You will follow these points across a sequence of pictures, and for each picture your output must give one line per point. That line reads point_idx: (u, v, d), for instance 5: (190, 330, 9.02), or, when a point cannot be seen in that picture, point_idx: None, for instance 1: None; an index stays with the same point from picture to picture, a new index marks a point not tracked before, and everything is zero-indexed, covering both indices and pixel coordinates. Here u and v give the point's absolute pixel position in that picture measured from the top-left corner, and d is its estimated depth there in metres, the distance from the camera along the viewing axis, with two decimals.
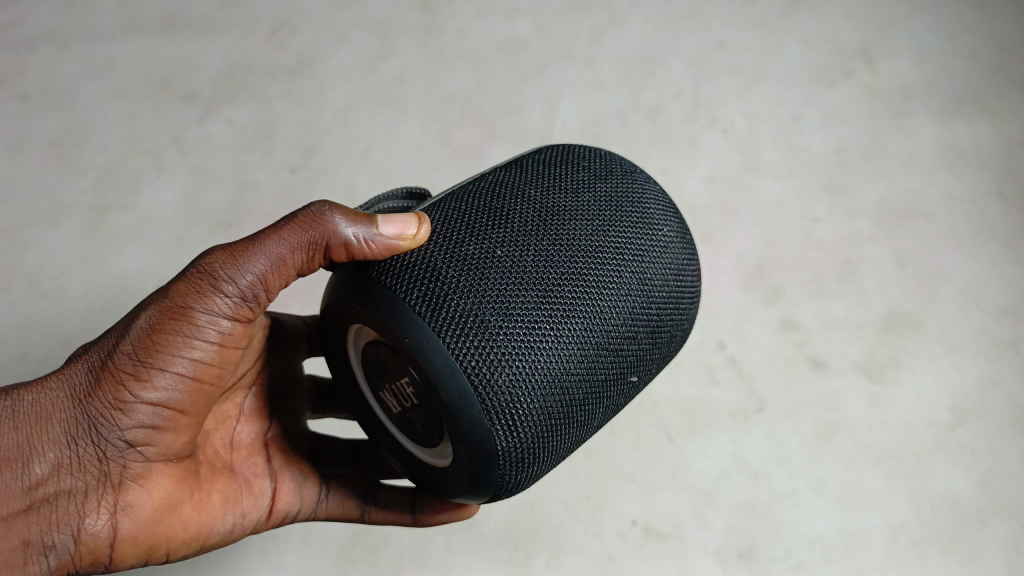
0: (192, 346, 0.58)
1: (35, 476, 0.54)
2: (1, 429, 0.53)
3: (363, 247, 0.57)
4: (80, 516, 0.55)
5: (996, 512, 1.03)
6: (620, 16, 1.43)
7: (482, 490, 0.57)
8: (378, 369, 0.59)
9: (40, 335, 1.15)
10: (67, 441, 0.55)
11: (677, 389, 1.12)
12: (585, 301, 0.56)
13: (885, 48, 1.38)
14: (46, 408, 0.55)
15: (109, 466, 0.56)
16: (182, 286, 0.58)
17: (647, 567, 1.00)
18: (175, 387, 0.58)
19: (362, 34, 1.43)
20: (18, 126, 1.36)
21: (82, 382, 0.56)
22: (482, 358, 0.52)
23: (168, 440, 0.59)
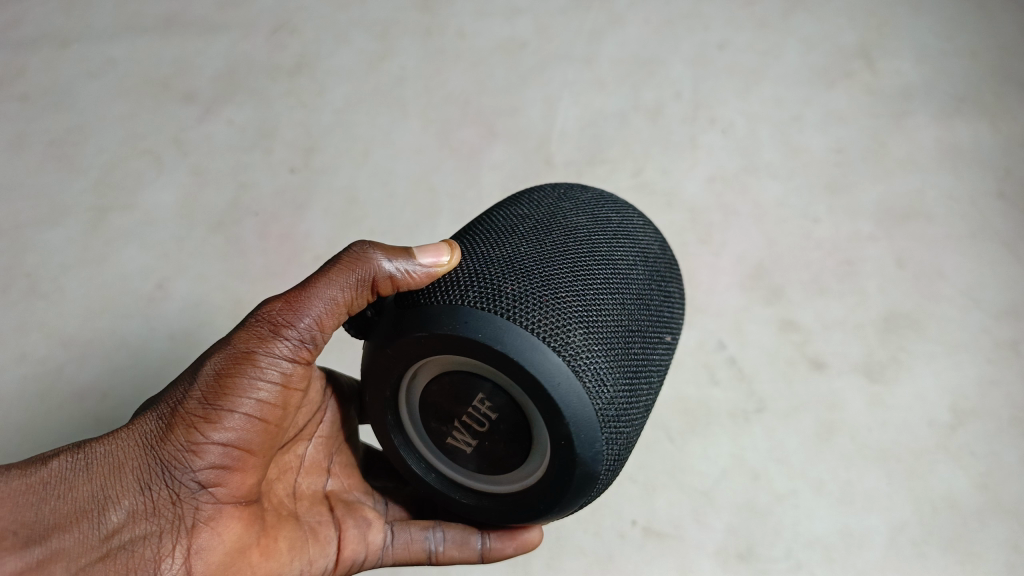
0: (258, 388, 0.58)
1: (112, 523, 0.54)
2: (75, 481, 0.54)
3: (407, 277, 0.59)
4: (156, 561, 0.54)
5: (996, 512, 1.03)
6: (620, 17, 1.43)
7: (589, 469, 0.58)
8: (448, 397, 0.60)
9: (40, 336, 1.15)
10: (141, 486, 0.55)
11: (677, 389, 1.12)
12: (615, 270, 0.61)
13: (886, 48, 1.38)
14: (119, 457, 0.56)
15: (182, 508, 0.56)
16: (247, 337, 0.59)
17: (646, 567, 1.00)
18: (244, 427, 0.58)
19: (362, 35, 1.43)
20: (18, 126, 1.36)
21: (153, 429, 0.56)
22: (555, 327, 0.55)
23: (240, 482, 0.59)
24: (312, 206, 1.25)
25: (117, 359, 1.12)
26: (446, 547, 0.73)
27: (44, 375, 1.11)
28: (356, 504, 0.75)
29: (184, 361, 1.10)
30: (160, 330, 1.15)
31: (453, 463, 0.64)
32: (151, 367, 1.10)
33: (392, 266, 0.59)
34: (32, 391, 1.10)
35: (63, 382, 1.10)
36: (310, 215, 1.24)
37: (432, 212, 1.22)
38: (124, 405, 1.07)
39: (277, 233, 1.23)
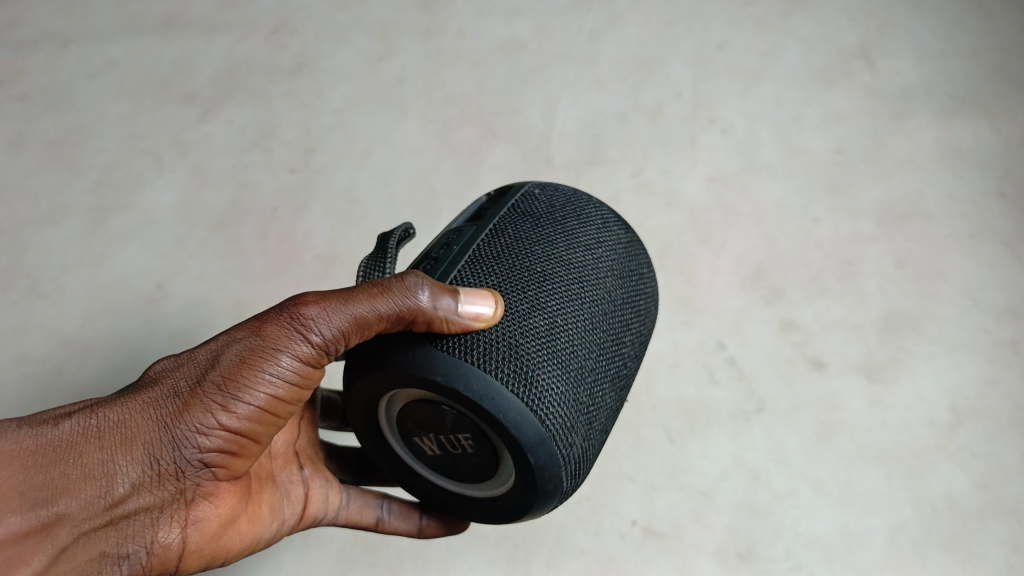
0: (276, 380, 0.55)
1: (118, 493, 0.50)
2: (86, 446, 0.50)
3: (446, 323, 0.54)
4: (154, 531, 0.53)
5: (996, 512, 1.03)
6: (620, 17, 1.43)
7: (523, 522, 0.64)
8: (423, 417, 0.59)
9: (40, 336, 1.15)
10: (148, 460, 0.52)
11: (677, 389, 1.12)
12: (620, 358, 0.63)
13: (885, 48, 1.38)
14: (130, 423, 0.52)
15: (186, 485, 0.54)
16: (268, 322, 0.55)
17: (646, 567, 1.00)
18: (257, 416, 0.55)
19: (362, 35, 1.43)
20: (18, 127, 1.36)
21: (168, 404, 0.53)
22: (566, 425, 0.56)
23: (241, 464, 0.58)
24: (312, 206, 1.25)
25: (116, 359, 1.12)
26: (392, 518, 0.76)
27: (44, 375, 1.11)
28: (320, 463, 0.75)
29: None
30: (160, 329, 1.15)
31: (419, 465, 0.66)
32: (151, 367, 1.10)
33: (437, 306, 0.54)
34: (32, 391, 1.10)
35: (63, 382, 1.10)
36: (310, 215, 1.25)
37: (433, 212, 1.22)
38: None
39: (277, 233, 1.23)
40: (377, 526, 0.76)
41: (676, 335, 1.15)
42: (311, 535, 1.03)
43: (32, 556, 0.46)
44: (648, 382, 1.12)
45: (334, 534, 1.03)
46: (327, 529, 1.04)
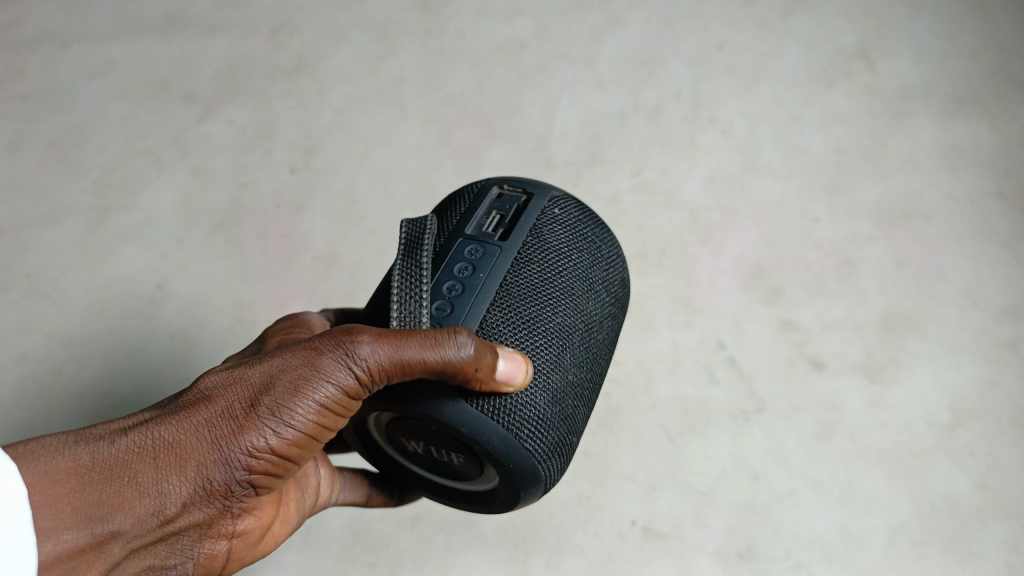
0: (326, 408, 0.55)
1: (170, 514, 0.53)
2: (141, 463, 0.52)
3: (485, 383, 0.54)
4: (201, 541, 0.57)
5: (996, 512, 1.03)
6: (620, 17, 1.43)
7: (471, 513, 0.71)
8: (419, 432, 0.61)
9: (41, 336, 1.16)
10: (199, 483, 0.54)
11: (677, 389, 1.12)
12: (599, 400, 0.68)
13: (885, 48, 1.38)
14: (179, 444, 0.53)
15: (234, 504, 0.56)
16: (321, 347, 0.55)
17: (646, 567, 1.00)
18: (304, 441, 0.56)
19: (362, 35, 1.43)
20: (18, 127, 1.36)
21: (222, 428, 0.54)
22: (555, 473, 0.61)
23: (286, 480, 0.59)
24: (312, 207, 1.25)
25: (116, 359, 1.12)
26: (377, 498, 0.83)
27: (44, 375, 1.12)
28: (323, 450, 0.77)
29: (183, 362, 1.11)
30: (161, 330, 1.15)
31: (404, 463, 0.69)
32: (150, 367, 1.11)
33: (486, 359, 0.53)
34: (32, 391, 1.11)
35: (63, 382, 1.11)
36: (311, 216, 1.25)
37: None
38: (121, 405, 1.07)
39: (277, 233, 1.24)
40: (365, 502, 0.83)
41: (676, 335, 1.15)
42: (311, 535, 1.04)
43: (90, 570, 0.51)
44: (648, 382, 1.12)
45: (335, 534, 1.04)
46: (328, 529, 1.04)
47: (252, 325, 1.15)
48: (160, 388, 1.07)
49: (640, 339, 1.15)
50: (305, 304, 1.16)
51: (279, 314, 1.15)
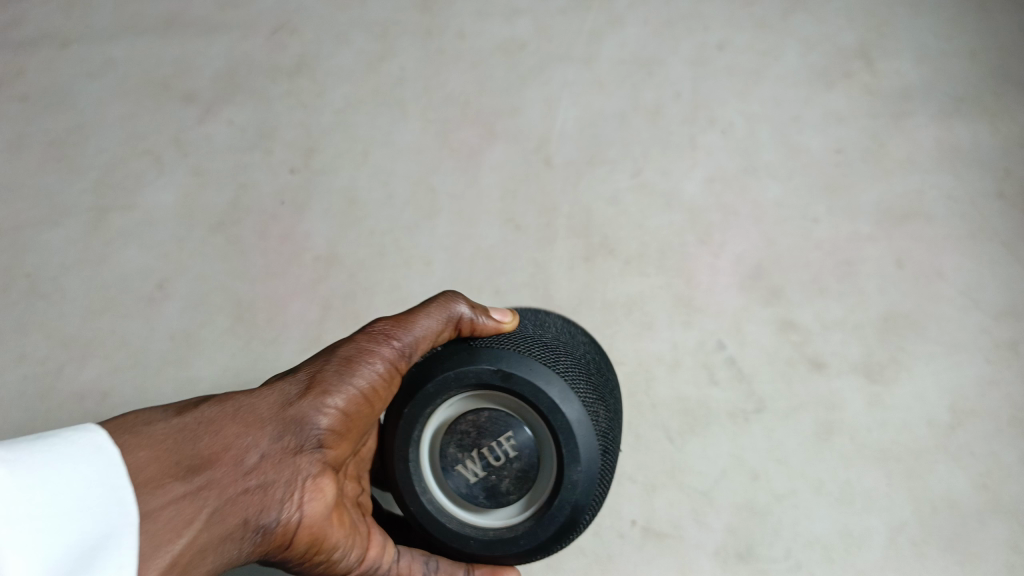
0: (368, 375, 0.75)
1: (251, 461, 0.67)
2: (231, 419, 0.68)
3: (479, 322, 0.77)
4: (277, 500, 0.68)
5: (996, 512, 1.05)
6: (619, 16, 1.39)
7: (564, 529, 0.72)
8: (465, 428, 0.74)
9: (40, 335, 1.20)
10: (276, 435, 0.69)
11: (677, 389, 1.12)
12: (609, 382, 0.82)
13: (885, 48, 1.36)
14: (261, 408, 0.70)
15: (302, 458, 0.71)
16: (360, 337, 0.77)
17: (646, 566, 1.03)
18: (353, 402, 0.74)
19: (360, 33, 1.40)
20: (19, 127, 1.37)
21: (292, 392, 0.72)
22: (591, 397, 0.73)
23: (340, 447, 0.74)
24: (312, 207, 1.26)
25: (116, 359, 1.18)
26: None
27: (44, 375, 1.18)
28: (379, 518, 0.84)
29: (183, 362, 1.17)
30: (160, 330, 1.20)
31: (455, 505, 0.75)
32: (151, 367, 1.17)
33: (480, 318, 0.78)
34: (32, 391, 1.17)
35: (65, 382, 1.17)
36: (311, 215, 1.26)
37: (432, 213, 1.25)
38: (123, 403, 1.15)
39: (277, 234, 1.25)
40: None
41: (676, 336, 1.15)
42: None
43: (185, 507, 0.61)
44: (649, 382, 1.12)
45: None
46: None
47: (253, 325, 1.19)
48: (160, 387, 1.15)
49: (640, 339, 1.15)
50: (305, 304, 1.20)
51: (280, 315, 1.19)
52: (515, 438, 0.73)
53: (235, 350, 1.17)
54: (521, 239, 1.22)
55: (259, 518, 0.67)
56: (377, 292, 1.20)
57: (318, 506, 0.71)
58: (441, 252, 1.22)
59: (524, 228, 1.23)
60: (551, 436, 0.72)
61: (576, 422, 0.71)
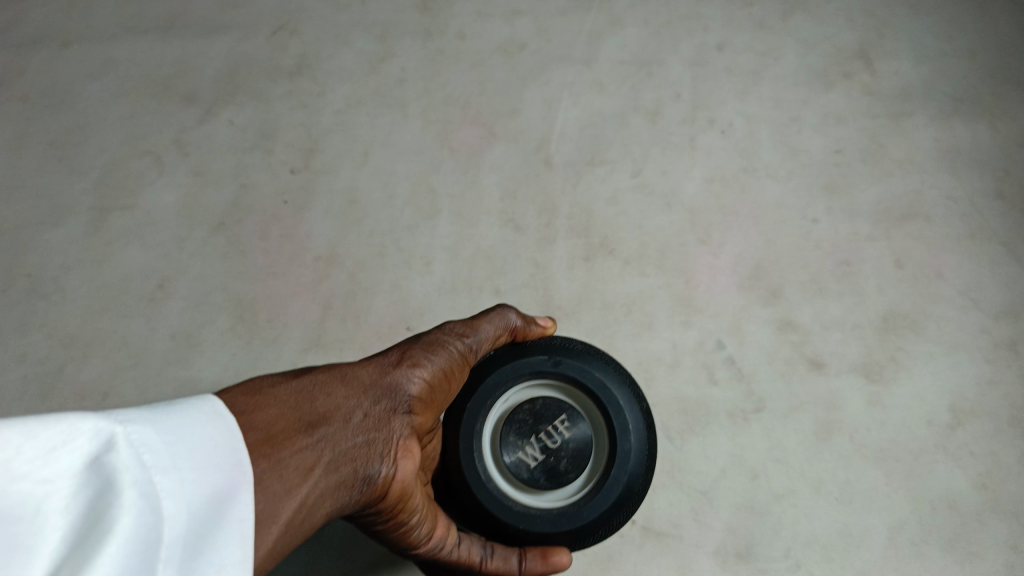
0: (445, 358, 0.84)
1: (356, 418, 0.74)
2: (338, 381, 0.75)
3: (526, 327, 0.91)
4: (375, 457, 0.74)
5: (995, 512, 1.06)
6: (619, 16, 1.40)
7: (621, 498, 0.82)
8: (523, 419, 0.85)
9: (41, 335, 1.21)
10: (374, 400, 0.76)
11: (677, 389, 1.12)
12: None
13: (884, 48, 1.36)
14: (361, 376, 0.78)
15: (397, 421, 0.77)
16: (433, 333, 0.86)
17: (646, 565, 1.04)
18: (433, 378, 0.82)
19: (361, 34, 1.40)
20: (19, 127, 1.37)
21: (384, 366, 0.80)
22: (629, 377, 0.88)
23: (425, 418, 0.81)
24: (313, 207, 1.27)
25: (117, 359, 1.18)
26: (493, 560, 0.83)
27: (45, 374, 1.18)
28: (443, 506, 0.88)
29: (183, 362, 1.18)
30: (161, 330, 1.20)
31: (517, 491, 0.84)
32: (151, 367, 1.18)
33: (529, 325, 0.91)
34: (33, 390, 1.17)
35: (65, 381, 1.17)
36: (312, 215, 1.26)
37: (433, 213, 1.25)
38: (124, 404, 1.15)
39: (278, 233, 1.25)
40: (483, 564, 0.83)
41: (675, 336, 1.16)
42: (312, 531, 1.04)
43: (307, 451, 0.66)
44: (649, 382, 1.13)
45: (334, 532, 1.03)
46: None
47: (254, 325, 1.19)
48: (161, 388, 1.16)
49: (640, 339, 1.15)
50: (305, 306, 1.20)
51: (281, 316, 1.19)
52: (568, 421, 0.84)
53: (237, 350, 1.18)
54: (521, 239, 1.22)
55: (365, 469, 0.72)
56: (377, 293, 1.20)
57: (408, 472, 0.77)
58: (442, 252, 1.22)
59: (524, 229, 1.23)
60: (601, 412, 0.85)
61: (623, 402, 0.85)
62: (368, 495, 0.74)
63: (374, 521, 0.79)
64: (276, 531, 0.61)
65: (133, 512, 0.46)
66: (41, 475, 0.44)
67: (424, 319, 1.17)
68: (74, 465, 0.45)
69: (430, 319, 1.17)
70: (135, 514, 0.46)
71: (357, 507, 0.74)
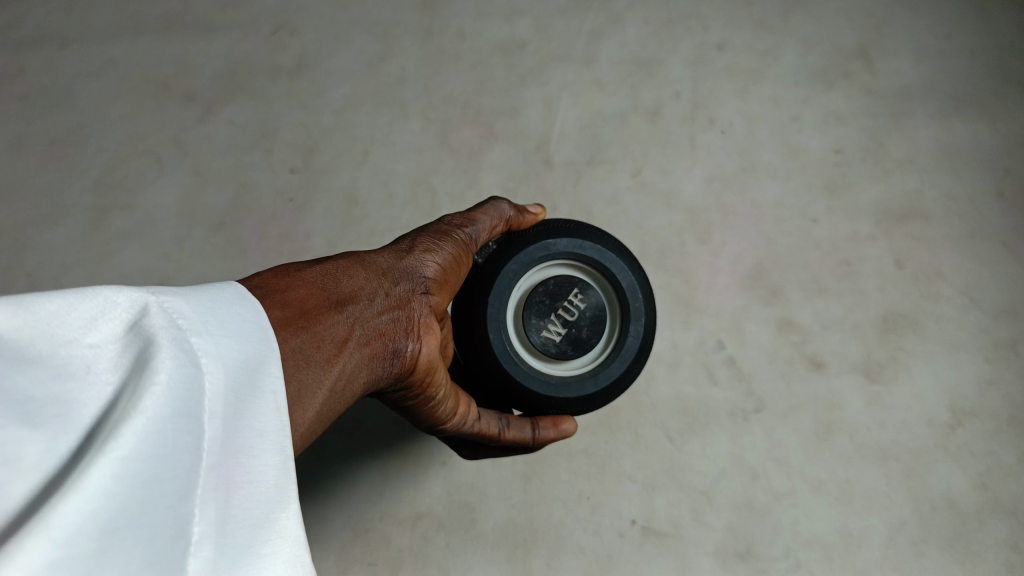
0: (453, 247, 0.84)
1: (378, 300, 0.75)
2: (355, 267, 0.75)
3: (517, 215, 0.91)
4: (401, 335, 0.75)
5: (996, 511, 1.06)
6: (619, 16, 1.39)
7: (642, 351, 0.86)
8: (536, 299, 0.85)
9: None
10: (393, 284, 0.78)
11: (677, 389, 1.12)
12: None
13: (885, 48, 1.36)
14: (376, 261, 0.78)
15: (415, 304, 0.79)
16: (437, 222, 0.87)
17: (646, 565, 1.04)
18: (445, 266, 0.83)
19: (360, 33, 1.40)
20: (19, 127, 1.37)
21: (396, 254, 0.81)
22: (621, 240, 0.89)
23: (440, 301, 0.83)
24: (312, 206, 1.27)
25: None
26: (511, 430, 0.86)
27: None
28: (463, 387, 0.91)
29: None
30: None
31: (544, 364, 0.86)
32: None
33: (521, 215, 0.92)
34: None
35: None
36: (311, 215, 1.26)
37: (432, 213, 1.25)
38: None
39: (277, 233, 1.25)
40: (501, 435, 0.86)
41: (676, 335, 1.15)
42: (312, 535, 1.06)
43: (337, 323, 0.68)
44: (649, 382, 1.12)
45: (335, 534, 1.06)
46: (326, 529, 1.07)
47: None
48: None
49: None
50: None
51: None
52: (581, 293, 0.86)
53: None
54: None
55: (393, 344, 0.74)
56: None
57: (432, 346, 0.79)
58: None
59: None
60: (611, 278, 0.86)
61: (624, 264, 0.86)
62: (398, 370, 0.76)
63: (404, 397, 0.81)
64: (324, 394, 0.63)
65: (176, 360, 0.42)
66: (87, 339, 0.41)
67: None
68: (114, 331, 0.42)
69: None
70: (176, 362, 0.43)
71: (387, 381, 0.76)
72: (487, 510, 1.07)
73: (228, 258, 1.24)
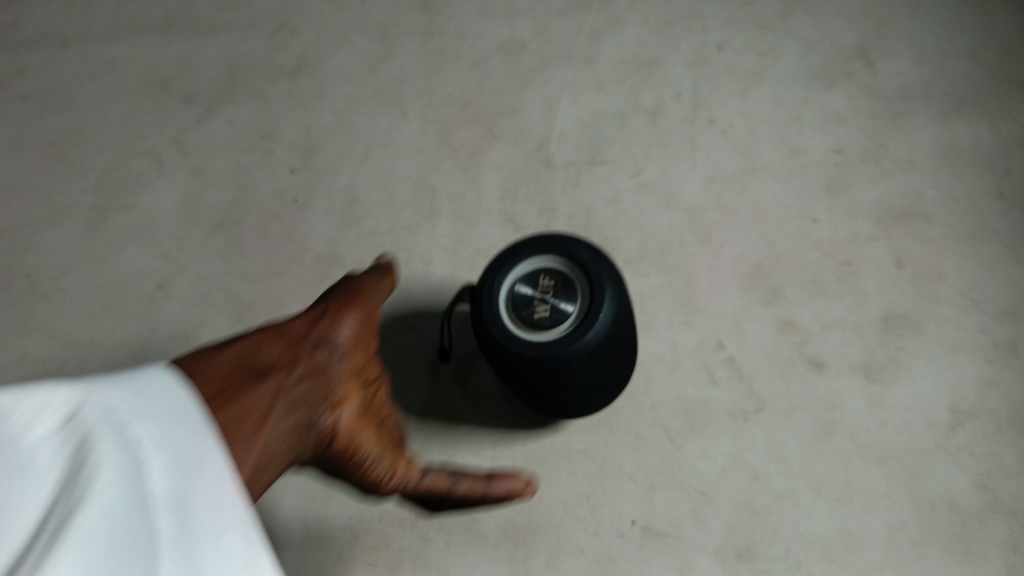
0: (353, 343, 0.90)
1: (292, 382, 0.82)
2: (270, 349, 0.84)
3: (389, 275, 0.99)
4: (320, 414, 0.83)
5: (997, 512, 1.05)
6: (619, 16, 1.40)
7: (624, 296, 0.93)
8: (504, 292, 0.93)
9: (40, 335, 1.21)
10: (303, 374, 0.84)
11: (677, 389, 1.12)
12: None
13: (885, 48, 1.35)
14: (297, 346, 0.85)
15: (331, 393, 0.85)
16: (336, 292, 0.94)
17: (646, 566, 1.04)
18: (353, 351, 0.90)
19: (361, 34, 1.40)
20: (18, 127, 1.37)
21: (308, 328, 0.88)
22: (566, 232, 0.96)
23: (358, 403, 0.89)
24: (313, 206, 1.27)
25: (116, 359, 1.18)
26: (466, 484, 0.92)
27: (44, 375, 1.18)
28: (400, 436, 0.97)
29: None
30: (160, 330, 1.20)
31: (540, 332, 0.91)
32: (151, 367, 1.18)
33: (383, 276, 0.99)
34: None
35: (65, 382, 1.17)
36: (311, 215, 1.26)
37: (432, 213, 1.25)
38: None
39: (277, 233, 1.25)
40: (454, 490, 0.92)
41: (675, 336, 1.15)
42: (313, 534, 1.07)
43: (251, 404, 0.76)
44: (648, 382, 1.13)
45: (335, 534, 1.07)
46: (327, 529, 1.07)
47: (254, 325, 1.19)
48: None
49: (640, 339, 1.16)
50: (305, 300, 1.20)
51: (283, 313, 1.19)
52: (546, 276, 0.93)
53: None
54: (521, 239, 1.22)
55: (312, 420, 0.82)
56: None
57: (351, 416, 0.87)
58: (442, 252, 1.22)
59: (524, 229, 1.23)
60: (570, 263, 0.93)
61: (575, 245, 0.93)
62: (317, 441, 0.84)
63: (335, 463, 0.89)
64: (245, 474, 0.74)
65: (107, 449, 0.51)
66: (36, 441, 0.49)
67: (423, 319, 1.19)
68: (51, 429, 0.50)
69: (430, 320, 1.18)
70: (115, 447, 0.51)
71: (311, 451, 0.84)
72: (487, 509, 1.07)
73: (227, 257, 1.24)
